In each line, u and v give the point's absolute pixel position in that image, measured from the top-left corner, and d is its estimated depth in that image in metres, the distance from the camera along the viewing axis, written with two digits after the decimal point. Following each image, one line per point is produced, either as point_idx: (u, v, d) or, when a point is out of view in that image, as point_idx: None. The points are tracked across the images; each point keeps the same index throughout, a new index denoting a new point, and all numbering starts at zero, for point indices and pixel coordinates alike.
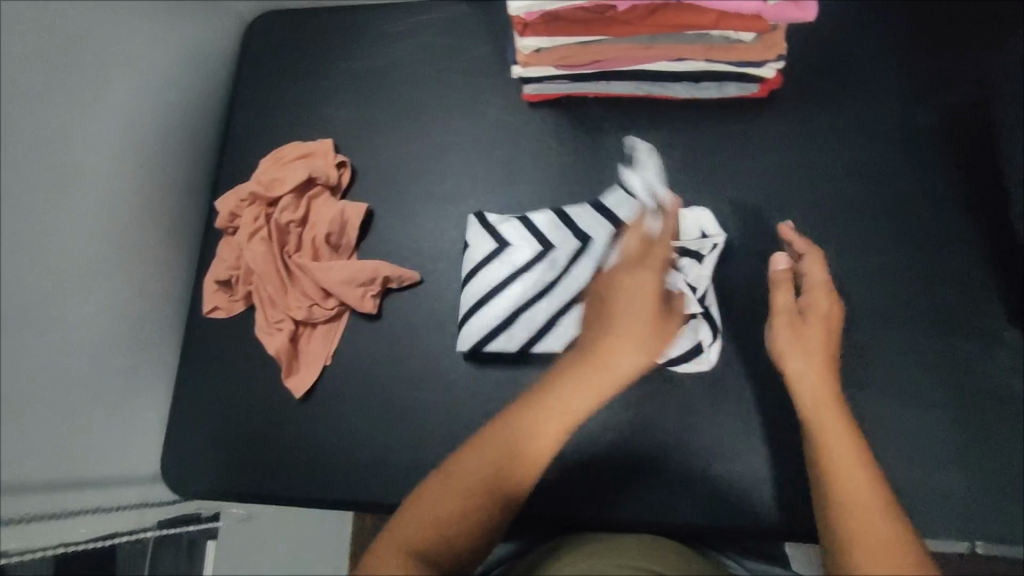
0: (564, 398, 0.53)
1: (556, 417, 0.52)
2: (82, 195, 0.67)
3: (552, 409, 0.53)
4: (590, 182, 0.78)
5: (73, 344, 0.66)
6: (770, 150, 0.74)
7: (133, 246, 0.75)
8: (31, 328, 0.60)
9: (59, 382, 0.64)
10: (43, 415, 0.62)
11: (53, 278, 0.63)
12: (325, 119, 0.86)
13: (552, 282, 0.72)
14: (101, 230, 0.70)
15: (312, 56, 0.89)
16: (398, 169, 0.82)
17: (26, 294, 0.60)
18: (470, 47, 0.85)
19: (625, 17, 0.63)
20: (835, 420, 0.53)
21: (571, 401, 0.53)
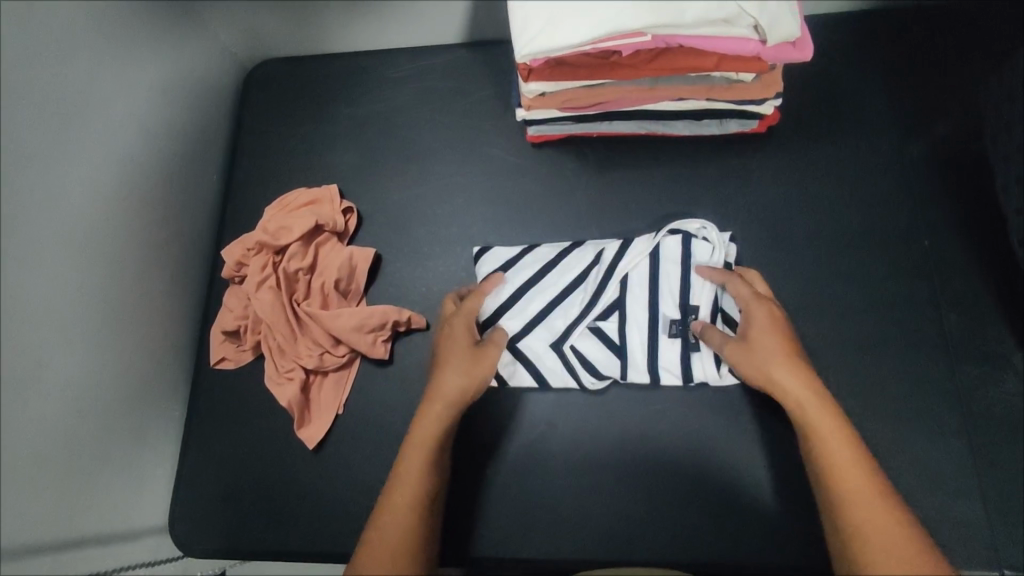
0: (419, 433, 0.63)
1: (417, 450, 0.62)
2: (85, 253, 0.66)
3: (412, 453, 0.62)
4: (598, 220, 0.79)
5: (79, 403, 0.64)
6: (772, 183, 0.76)
7: (137, 302, 0.74)
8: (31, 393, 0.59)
9: (64, 444, 0.62)
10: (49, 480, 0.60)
11: (58, 338, 0.62)
12: (329, 165, 0.87)
13: (561, 298, 0.74)
14: (105, 288, 0.69)
15: (314, 102, 0.90)
16: (405, 212, 0.83)
17: (28, 358, 0.59)
18: (472, 90, 0.87)
19: (628, 61, 0.65)
20: (820, 425, 0.58)
21: (427, 434, 0.62)
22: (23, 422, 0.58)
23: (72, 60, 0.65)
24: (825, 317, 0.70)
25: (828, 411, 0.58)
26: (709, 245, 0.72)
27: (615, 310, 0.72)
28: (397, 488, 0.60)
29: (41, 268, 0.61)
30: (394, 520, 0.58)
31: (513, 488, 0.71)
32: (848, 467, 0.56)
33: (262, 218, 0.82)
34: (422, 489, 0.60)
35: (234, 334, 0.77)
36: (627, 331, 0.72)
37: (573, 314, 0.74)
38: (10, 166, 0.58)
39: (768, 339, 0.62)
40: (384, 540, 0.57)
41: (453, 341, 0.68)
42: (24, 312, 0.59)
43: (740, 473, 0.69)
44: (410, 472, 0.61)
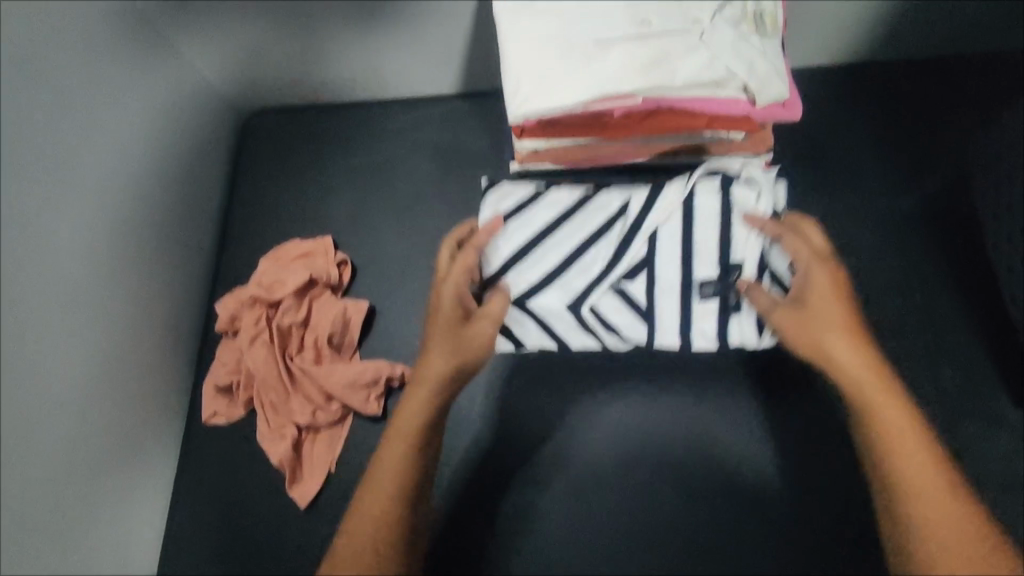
0: (409, 408, 0.61)
1: (406, 425, 0.61)
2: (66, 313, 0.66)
3: (396, 435, 0.60)
4: None
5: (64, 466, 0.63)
6: None
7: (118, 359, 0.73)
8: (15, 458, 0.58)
9: None
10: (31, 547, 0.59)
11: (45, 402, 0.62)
12: (323, 216, 0.87)
13: (585, 245, 0.71)
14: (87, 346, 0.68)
15: (311, 153, 0.91)
16: (400, 264, 0.83)
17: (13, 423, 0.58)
18: (466, 141, 0.88)
19: (620, 121, 0.65)
20: (872, 391, 0.58)
21: (412, 414, 0.61)
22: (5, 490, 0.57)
23: (70, 122, 0.66)
24: (819, 372, 0.70)
25: (880, 378, 0.58)
26: (754, 189, 0.69)
27: (644, 268, 0.68)
28: (383, 468, 0.59)
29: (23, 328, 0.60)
30: (376, 498, 0.58)
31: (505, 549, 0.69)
32: (909, 438, 0.55)
33: (257, 270, 0.81)
34: (404, 472, 0.59)
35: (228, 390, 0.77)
36: (655, 295, 0.68)
37: (593, 272, 0.70)
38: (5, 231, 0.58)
39: (825, 302, 0.62)
40: (359, 525, 0.57)
41: (442, 312, 0.66)
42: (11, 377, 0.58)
43: (738, 532, 0.68)
44: (388, 457, 0.59)
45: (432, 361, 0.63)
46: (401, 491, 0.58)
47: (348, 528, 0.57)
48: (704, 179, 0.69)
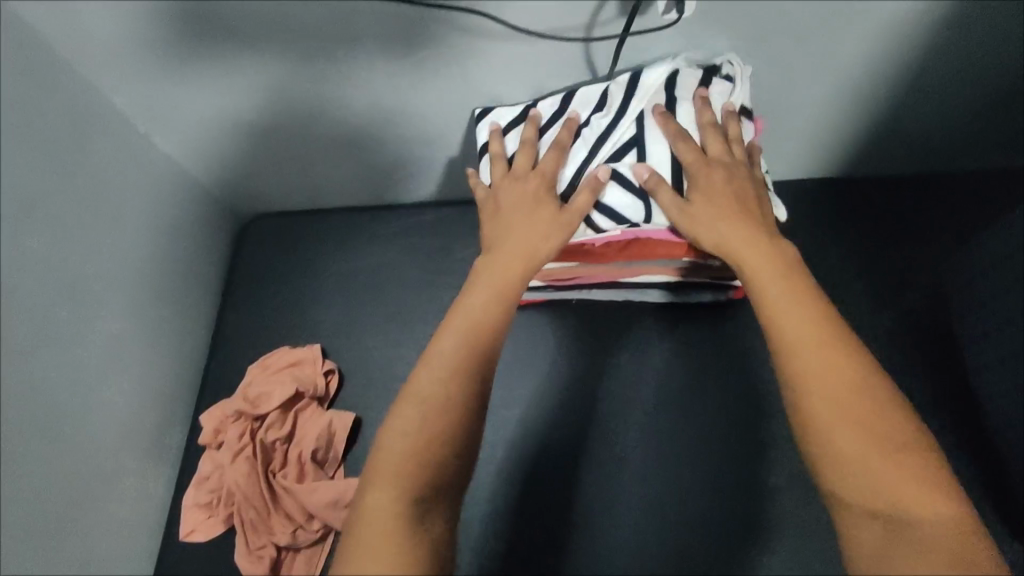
0: (467, 318, 0.52)
1: (458, 344, 0.50)
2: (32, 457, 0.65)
3: (454, 321, 0.52)
4: (576, 385, 0.78)
5: None
6: (747, 356, 0.77)
7: (92, 485, 0.73)
8: None
9: None
10: None
11: None
12: (314, 320, 0.88)
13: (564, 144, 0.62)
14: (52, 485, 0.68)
15: (302, 257, 0.93)
16: (387, 373, 0.83)
17: None
18: (457, 248, 0.89)
19: (600, 250, 0.67)
20: (777, 285, 0.50)
21: (488, 292, 0.54)
22: None
23: (62, 256, 0.68)
24: (805, 496, 0.71)
25: (792, 288, 0.49)
26: (729, 85, 0.62)
27: (633, 147, 0.60)
28: (427, 368, 0.49)
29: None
30: (415, 419, 0.46)
31: None
32: (799, 311, 0.48)
33: (244, 378, 0.82)
34: (459, 394, 0.48)
35: (207, 506, 0.76)
36: (648, 161, 0.59)
37: (580, 157, 0.62)
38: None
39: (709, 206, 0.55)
40: (391, 464, 0.45)
41: (507, 199, 0.60)
42: None
43: None
44: (424, 388, 0.48)
45: (505, 255, 0.57)
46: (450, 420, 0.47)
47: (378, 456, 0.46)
48: (683, 75, 0.62)
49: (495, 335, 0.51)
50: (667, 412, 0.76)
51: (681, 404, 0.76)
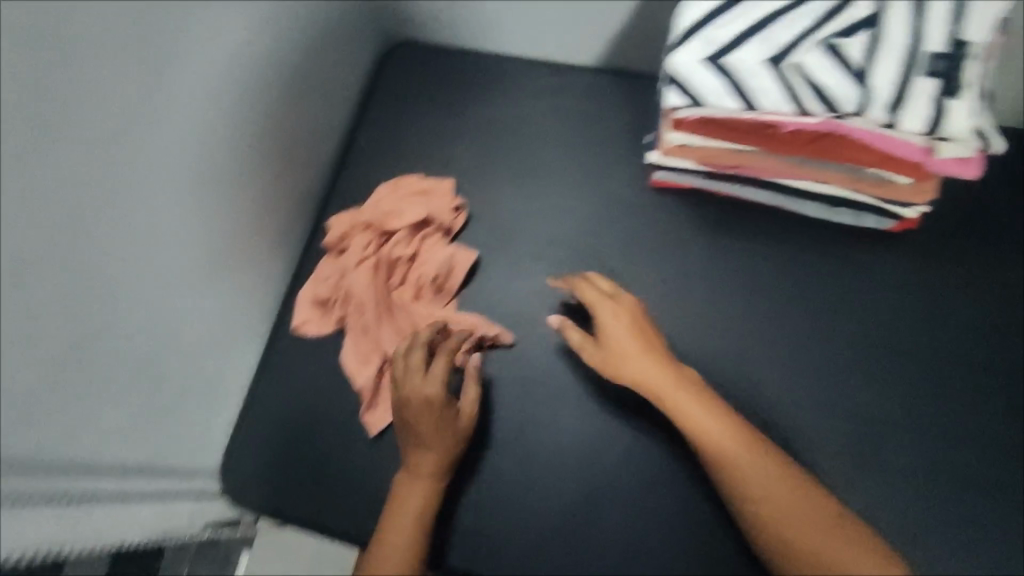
0: (410, 482, 0.64)
1: (417, 485, 0.64)
2: (190, 193, 0.65)
3: (407, 483, 0.65)
4: (704, 277, 0.77)
5: (169, 334, 0.66)
6: (891, 286, 0.74)
7: (230, 254, 0.74)
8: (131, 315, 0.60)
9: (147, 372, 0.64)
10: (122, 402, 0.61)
11: (162, 273, 0.63)
12: (447, 156, 0.87)
13: (789, 8, 0.58)
14: (201, 235, 0.68)
15: (444, 93, 0.91)
16: (514, 223, 0.83)
17: (135, 284, 0.60)
18: (603, 118, 0.86)
19: (785, 138, 0.62)
20: (712, 428, 0.60)
21: (422, 461, 0.65)
22: (115, 343, 0.58)
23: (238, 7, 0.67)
24: (917, 435, 0.70)
25: (725, 429, 0.61)
26: None
27: (865, 27, 0.55)
28: (401, 495, 0.64)
29: (148, 195, 0.60)
30: (394, 531, 0.62)
31: (555, 528, 0.70)
32: (729, 445, 0.60)
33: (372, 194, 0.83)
34: (422, 510, 0.63)
35: (325, 304, 0.79)
36: (877, 47, 0.55)
37: (804, 24, 0.57)
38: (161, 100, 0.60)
39: (617, 335, 0.66)
40: (397, 550, 0.61)
41: (416, 420, 0.65)
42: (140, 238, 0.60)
43: None
44: (401, 513, 0.63)
45: (422, 424, 0.65)
46: (412, 538, 0.62)
47: None
48: None
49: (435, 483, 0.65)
50: (791, 323, 0.74)
51: (810, 317, 0.74)
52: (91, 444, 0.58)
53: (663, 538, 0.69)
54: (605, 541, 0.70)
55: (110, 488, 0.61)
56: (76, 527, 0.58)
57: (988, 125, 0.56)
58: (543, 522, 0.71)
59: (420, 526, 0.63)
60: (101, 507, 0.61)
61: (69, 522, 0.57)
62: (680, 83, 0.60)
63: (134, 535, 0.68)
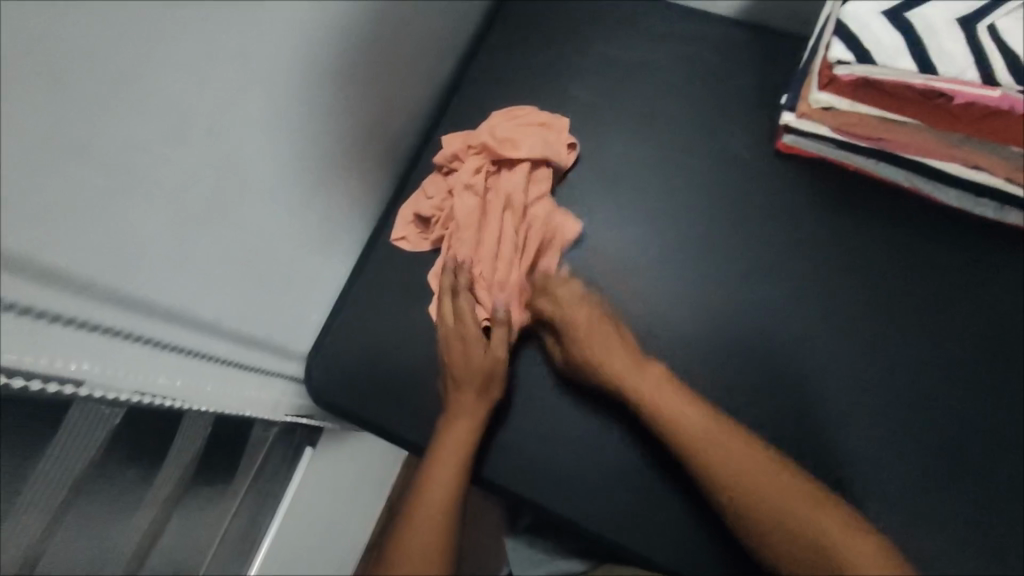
0: (442, 455, 0.67)
1: (448, 457, 0.67)
2: (314, 88, 0.65)
3: (443, 455, 0.67)
4: (816, 253, 0.74)
5: (283, 216, 0.67)
6: (1011, 293, 0.72)
7: (344, 155, 0.74)
8: (255, 189, 0.61)
9: (264, 249, 0.65)
10: (242, 273, 0.62)
11: (282, 154, 0.63)
12: (563, 91, 0.85)
13: None
14: (320, 129, 0.68)
15: (569, 25, 0.88)
16: (624, 170, 0.80)
17: (261, 159, 0.61)
18: (732, 74, 0.82)
19: (952, 110, 0.58)
20: (716, 450, 0.63)
21: (456, 432, 0.68)
22: (240, 212, 0.59)
23: None
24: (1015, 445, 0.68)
25: (728, 450, 0.63)
26: None
27: None
28: (433, 465, 0.66)
29: (281, 78, 0.60)
30: (427, 501, 0.64)
31: (628, 475, 0.71)
32: (736, 468, 0.62)
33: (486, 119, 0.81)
34: (451, 482, 0.65)
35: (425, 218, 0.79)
36: None
37: None
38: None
39: (609, 349, 0.69)
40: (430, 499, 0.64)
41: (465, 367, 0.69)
42: (272, 117, 0.60)
43: None
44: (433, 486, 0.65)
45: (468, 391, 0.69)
46: (443, 508, 0.64)
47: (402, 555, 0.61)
48: None
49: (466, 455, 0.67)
50: (899, 314, 0.72)
51: (919, 311, 0.72)
52: (212, 305, 0.59)
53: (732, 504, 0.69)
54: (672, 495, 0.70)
55: (221, 354, 0.63)
56: (197, 382, 0.61)
57: None
58: (618, 465, 0.71)
59: (446, 498, 0.65)
60: (216, 367, 0.63)
61: (189, 375, 0.59)
62: (851, 38, 0.56)
63: (240, 408, 0.69)
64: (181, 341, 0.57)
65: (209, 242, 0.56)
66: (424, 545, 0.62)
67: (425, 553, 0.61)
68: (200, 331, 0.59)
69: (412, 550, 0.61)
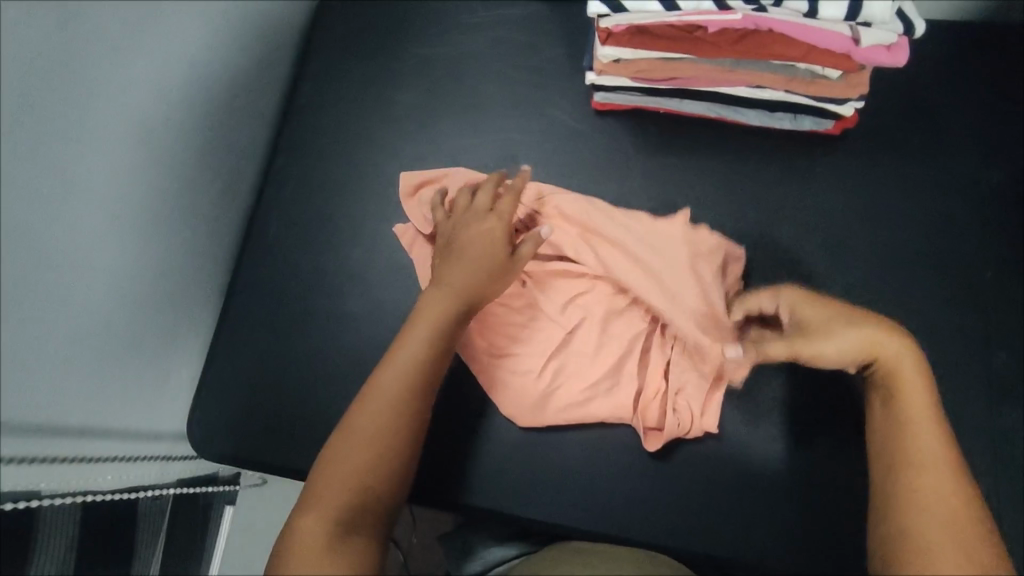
0: (396, 366, 0.59)
1: (388, 383, 0.58)
2: (137, 147, 0.64)
3: (385, 375, 0.58)
4: (649, 196, 0.78)
5: (104, 288, 0.62)
6: (834, 189, 0.76)
7: (179, 208, 0.73)
8: (62, 271, 0.56)
9: (83, 328, 0.59)
10: (62, 365, 0.57)
11: (79, 226, 0.58)
12: (390, 99, 0.86)
13: None
14: (139, 186, 0.65)
15: (382, 35, 0.89)
16: (463, 160, 0.83)
17: (52, 237, 0.55)
18: (544, 48, 0.85)
19: (713, 39, 0.62)
20: (919, 424, 0.54)
21: (414, 341, 0.60)
22: (44, 294, 0.54)
23: None
24: None
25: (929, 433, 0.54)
26: None
27: None
28: (379, 373, 0.59)
29: (88, 144, 0.58)
30: (359, 434, 0.55)
31: (523, 453, 0.71)
32: (925, 449, 0.53)
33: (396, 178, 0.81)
34: (404, 398, 0.57)
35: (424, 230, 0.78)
36: None
37: None
38: (90, 47, 0.58)
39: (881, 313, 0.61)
40: (389, 384, 0.58)
41: (461, 263, 0.66)
42: (62, 185, 0.55)
43: (744, 466, 0.69)
44: (377, 401, 0.57)
45: (446, 285, 0.65)
46: (372, 448, 0.54)
47: (316, 492, 0.52)
48: None
49: (428, 369, 0.60)
50: (738, 234, 0.75)
51: (754, 227, 0.75)
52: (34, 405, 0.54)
53: (618, 452, 0.70)
54: (560, 462, 0.70)
55: (68, 454, 0.59)
56: (45, 481, 0.56)
57: (906, 9, 0.57)
58: (511, 439, 0.71)
59: (377, 451, 0.54)
60: (63, 466, 0.58)
61: (35, 479, 0.55)
62: None
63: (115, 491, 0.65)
64: (19, 450, 0.53)
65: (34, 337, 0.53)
66: (347, 477, 0.53)
67: (342, 489, 0.52)
68: (24, 440, 0.53)
69: (325, 491, 0.52)
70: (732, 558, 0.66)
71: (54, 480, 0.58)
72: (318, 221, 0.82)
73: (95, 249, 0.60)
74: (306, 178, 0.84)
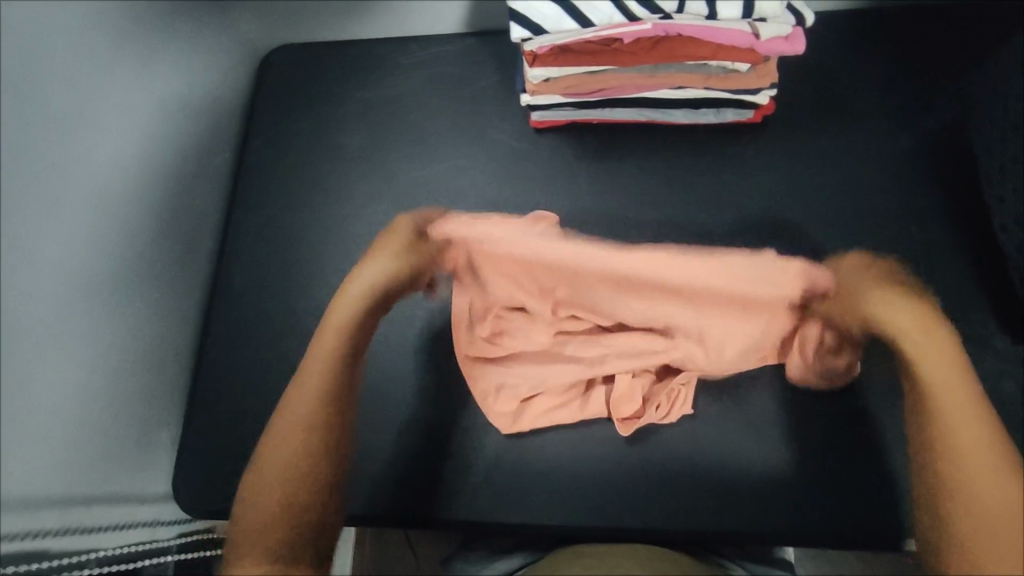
0: (292, 411, 0.65)
1: (286, 427, 0.64)
2: (102, 222, 0.67)
3: (282, 424, 0.65)
4: (596, 201, 0.82)
5: (77, 361, 0.62)
6: (764, 172, 0.82)
7: (143, 274, 0.74)
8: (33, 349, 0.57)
9: (59, 401, 0.60)
10: (42, 440, 0.57)
11: (46, 305, 0.59)
12: (339, 143, 0.90)
13: None
14: (103, 258, 0.67)
15: (324, 85, 0.93)
16: (417, 190, 0.86)
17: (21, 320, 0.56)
18: (479, 78, 0.90)
19: (629, 49, 0.68)
20: (959, 417, 0.61)
21: (311, 378, 0.68)
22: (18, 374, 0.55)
23: (102, 34, 0.67)
24: None
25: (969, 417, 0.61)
26: None
27: None
28: (280, 421, 0.65)
29: (50, 224, 0.60)
30: (269, 485, 0.61)
31: (511, 462, 0.72)
32: (981, 440, 0.60)
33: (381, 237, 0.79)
34: (304, 432, 0.64)
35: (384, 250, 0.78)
36: None
37: None
38: (46, 130, 0.60)
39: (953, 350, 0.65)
40: (286, 427, 0.64)
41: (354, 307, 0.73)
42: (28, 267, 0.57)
43: (724, 441, 0.72)
44: (279, 448, 0.63)
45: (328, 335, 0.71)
46: (283, 493, 0.60)
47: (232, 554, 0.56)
48: None
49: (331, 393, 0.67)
50: (684, 225, 0.80)
51: (698, 217, 0.80)
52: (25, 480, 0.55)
53: (603, 447, 0.72)
54: (549, 465, 0.72)
55: (56, 527, 0.60)
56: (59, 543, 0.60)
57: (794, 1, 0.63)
58: (499, 451, 0.73)
59: (287, 494, 0.60)
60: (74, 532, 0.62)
61: (50, 543, 0.59)
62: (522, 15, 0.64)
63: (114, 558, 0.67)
64: (23, 517, 0.55)
65: (16, 409, 0.54)
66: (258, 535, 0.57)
67: (258, 546, 0.56)
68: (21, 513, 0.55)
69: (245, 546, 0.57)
70: (727, 534, 0.68)
71: (66, 542, 0.61)
72: (285, 267, 0.84)
73: (66, 325, 0.61)
74: (266, 230, 0.87)
